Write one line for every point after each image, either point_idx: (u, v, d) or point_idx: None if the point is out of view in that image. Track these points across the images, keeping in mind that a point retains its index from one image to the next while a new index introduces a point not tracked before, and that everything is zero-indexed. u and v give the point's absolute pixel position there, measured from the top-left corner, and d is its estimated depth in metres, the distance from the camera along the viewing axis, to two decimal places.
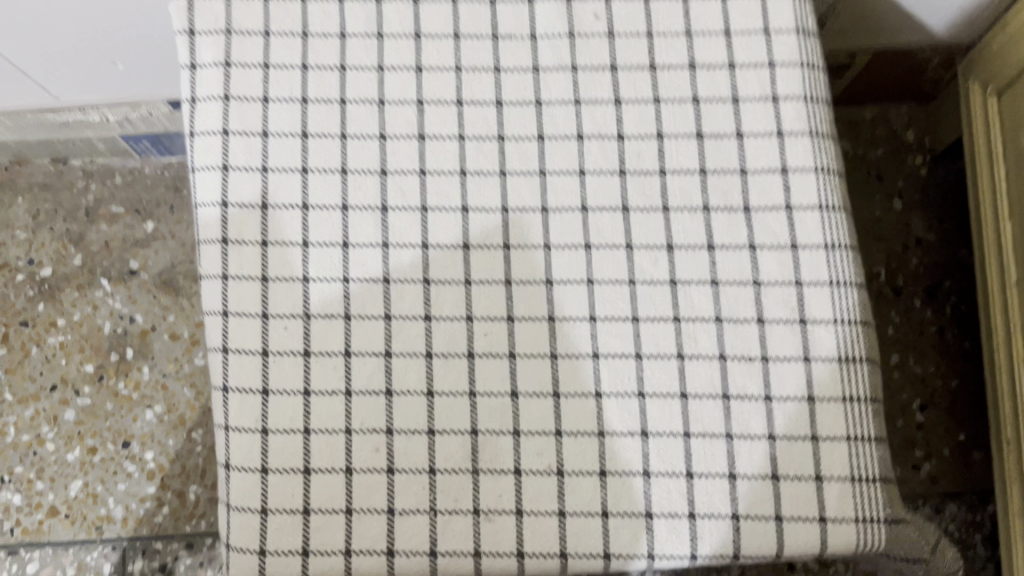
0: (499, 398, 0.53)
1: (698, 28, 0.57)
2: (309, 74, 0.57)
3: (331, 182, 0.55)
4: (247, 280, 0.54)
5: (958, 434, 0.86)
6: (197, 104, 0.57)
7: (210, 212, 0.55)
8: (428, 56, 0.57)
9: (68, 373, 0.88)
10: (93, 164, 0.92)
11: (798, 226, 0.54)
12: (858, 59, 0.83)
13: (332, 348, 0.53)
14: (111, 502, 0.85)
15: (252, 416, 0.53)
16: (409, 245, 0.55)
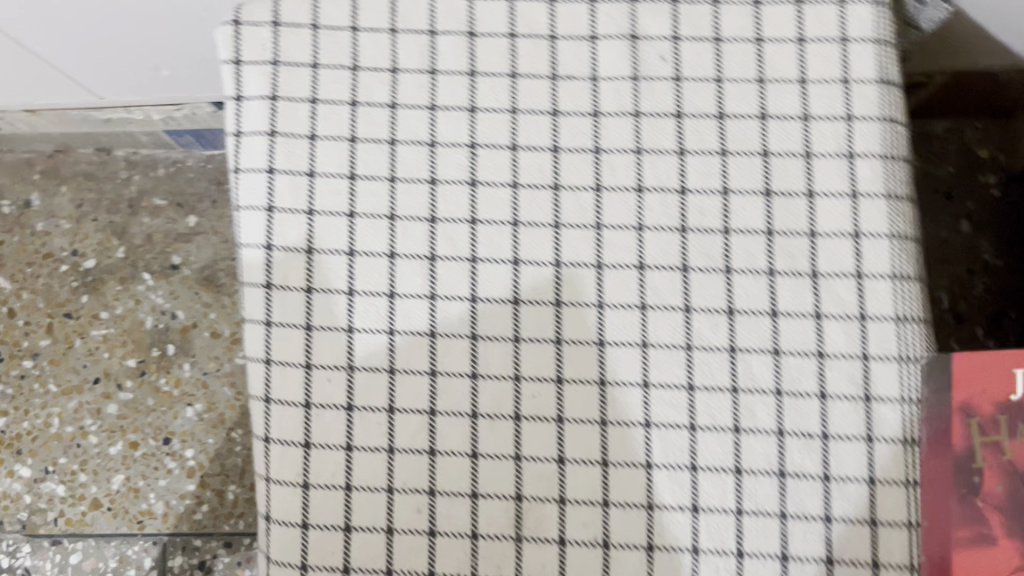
0: (545, 464, 0.51)
1: (771, 74, 0.53)
2: (359, 111, 0.54)
3: (380, 227, 0.53)
4: (291, 328, 0.53)
5: None
6: (243, 139, 0.55)
7: (254, 255, 0.54)
8: (483, 96, 0.54)
9: (110, 366, 0.88)
10: (136, 155, 0.91)
11: (869, 296, 0.51)
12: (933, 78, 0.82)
13: (376, 403, 0.52)
14: (151, 497, 0.86)
15: (294, 469, 0.52)
16: (457, 298, 0.53)
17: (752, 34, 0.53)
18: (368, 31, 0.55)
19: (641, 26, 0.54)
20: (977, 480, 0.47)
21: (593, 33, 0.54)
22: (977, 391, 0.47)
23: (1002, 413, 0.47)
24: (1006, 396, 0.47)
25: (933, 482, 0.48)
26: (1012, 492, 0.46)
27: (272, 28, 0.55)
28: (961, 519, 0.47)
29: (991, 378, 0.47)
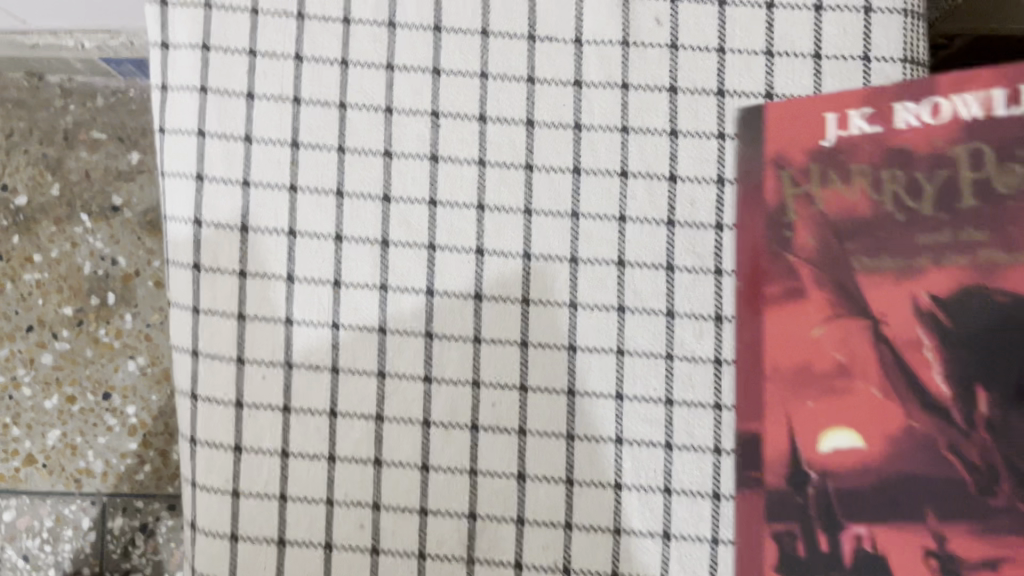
0: (504, 480, 0.46)
1: (781, 47, 0.46)
2: (304, 67, 0.47)
3: (326, 205, 0.47)
4: (222, 316, 0.47)
5: None
6: (169, 93, 0.47)
7: (182, 231, 0.47)
8: (449, 57, 0.47)
9: (45, 314, 0.81)
10: (71, 81, 0.82)
11: None
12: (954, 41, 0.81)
13: (316, 406, 0.46)
14: (90, 455, 0.81)
15: (222, 476, 0.46)
16: (411, 290, 0.46)
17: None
18: None
19: None
20: (788, 234, 0.42)
21: None
22: (787, 139, 0.42)
23: (816, 161, 0.41)
24: (817, 133, 0.41)
25: (744, 228, 0.44)
26: (820, 237, 0.41)
27: None
28: (766, 274, 0.42)
29: (800, 128, 0.41)
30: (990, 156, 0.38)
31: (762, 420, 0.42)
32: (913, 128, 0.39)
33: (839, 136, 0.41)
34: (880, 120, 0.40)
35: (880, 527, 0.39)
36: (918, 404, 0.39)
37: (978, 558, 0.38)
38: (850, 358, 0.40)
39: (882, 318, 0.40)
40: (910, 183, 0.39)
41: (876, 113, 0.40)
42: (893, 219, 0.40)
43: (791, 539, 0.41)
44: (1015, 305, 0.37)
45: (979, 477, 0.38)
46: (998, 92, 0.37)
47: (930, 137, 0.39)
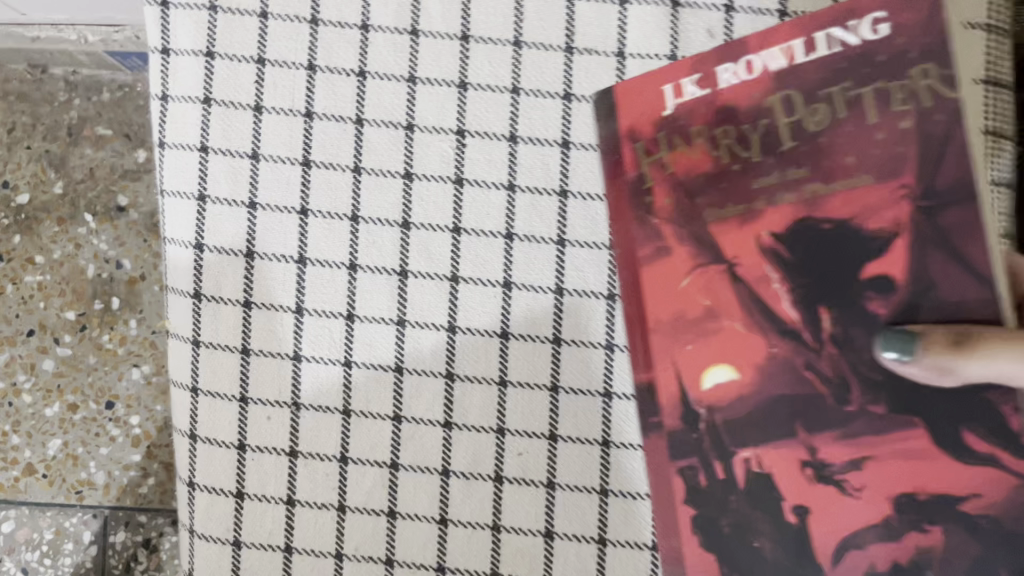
0: (530, 538, 0.42)
1: None
2: (317, 78, 0.43)
3: (338, 232, 0.42)
4: (224, 350, 0.43)
5: None
6: (170, 104, 0.43)
7: (182, 256, 0.43)
8: (477, 69, 0.42)
9: (47, 318, 0.78)
10: (76, 75, 0.78)
11: None
12: None
13: (326, 451, 0.42)
14: (92, 466, 0.76)
15: (222, 524, 0.43)
16: (432, 326, 0.42)
17: None
18: None
19: None
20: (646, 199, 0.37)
21: None
22: (636, 115, 0.36)
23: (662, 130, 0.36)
24: (658, 107, 0.36)
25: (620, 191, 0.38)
26: (675, 190, 0.36)
27: None
28: (631, 239, 0.37)
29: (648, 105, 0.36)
30: (800, 101, 0.34)
31: (647, 376, 0.37)
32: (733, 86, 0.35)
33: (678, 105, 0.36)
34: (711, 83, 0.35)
35: (764, 449, 0.35)
36: (772, 325, 0.34)
37: (850, 464, 0.33)
38: (714, 301, 0.35)
39: (737, 259, 0.35)
40: (740, 137, 0.35)
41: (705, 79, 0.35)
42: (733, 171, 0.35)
43: (688, 474, 0.36)
44: (840, 230, 0.33)
45: (836, 386, 0.33)
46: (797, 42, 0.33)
47: (749, 92, 0.34)
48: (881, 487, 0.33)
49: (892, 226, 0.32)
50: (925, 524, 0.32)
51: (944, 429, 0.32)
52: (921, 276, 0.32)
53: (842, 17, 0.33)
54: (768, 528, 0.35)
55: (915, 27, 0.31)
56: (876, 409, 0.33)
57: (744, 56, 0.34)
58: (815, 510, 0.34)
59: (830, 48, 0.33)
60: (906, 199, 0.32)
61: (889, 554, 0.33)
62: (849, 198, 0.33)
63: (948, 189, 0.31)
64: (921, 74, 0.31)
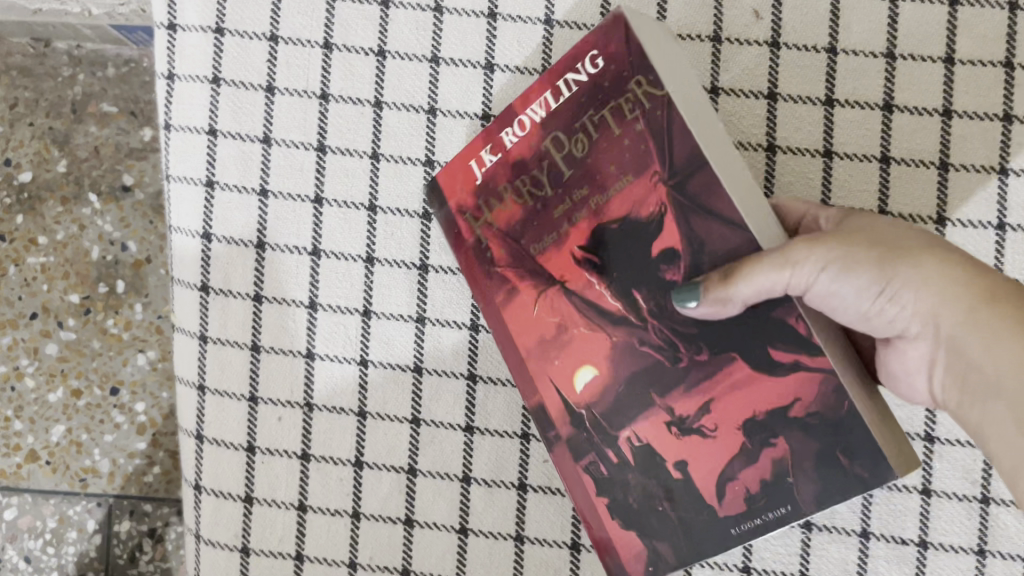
0: (556, 550, 0.39)
1: (904, 48, 0.38)
2: (333, 57, 0.40)
3: (354, 222, 0.40)
4: (232, 346, 0.40)
5: None
6: (176, 83, 0.40)
7: (188, 246, 0.40)
8: (504, 50, 0.40)
9: (50, 301, 0.73)
10: (81, 49, 0.74)
11: None
12: None
13: (340, 455, 0.40)
14: (96, 453, 0.72)
15: (230, 530, 0.40)
16: (453, 324, 0.40)
17: None
18: None
19: None
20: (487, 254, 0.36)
21: None
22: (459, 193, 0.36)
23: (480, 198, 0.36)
24: (472, 179, 0.36)
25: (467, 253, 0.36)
26: (506, 243, 0.36)
27: None
28: (483, 289, 0.36)
29: (464, 176, 0.36)
30: (564, 138, 0.34)
31: (536, 399, 0.36)
32: (522, 138, 0.35)
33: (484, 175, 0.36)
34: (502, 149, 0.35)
35: (637, 422, 0.34)
36: (603, 318, 0.34)
37: (701, 410, 0.33)
38: (561, 317, 0.35)
39: (565, 278, 0.35)
40: (538, 180, 0.35)
41: (499, 150, 0.35)
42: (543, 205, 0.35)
43: (591, 468, 0.35)
44: (625, 228, 0.33)
45: (668, 349, 0.33)
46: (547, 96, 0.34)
47: (530, 144, 0.35)
48: (729, 419, 0.32)
49: (656, 208, 0.32)
50: (769, 437, 0.32)
51: (753, 349, 0.31)
52: (693, 241, 0.32)
53: (571, 64, 0.34)
54: (663, 489, 0.34)
55: (619, 52, 0.32)
56: (699, 356, 0.32)
57: (514, 117, 0.35)
58: (692, 460, 0.33)
59: (570, 91, 0.34)
60: (659, 180, 0.32)
61: (757, 478, 0.32)
62: (623, 198, 0.33)
63: (684, 164, 0.31)
64: (635, 87, 0.32)
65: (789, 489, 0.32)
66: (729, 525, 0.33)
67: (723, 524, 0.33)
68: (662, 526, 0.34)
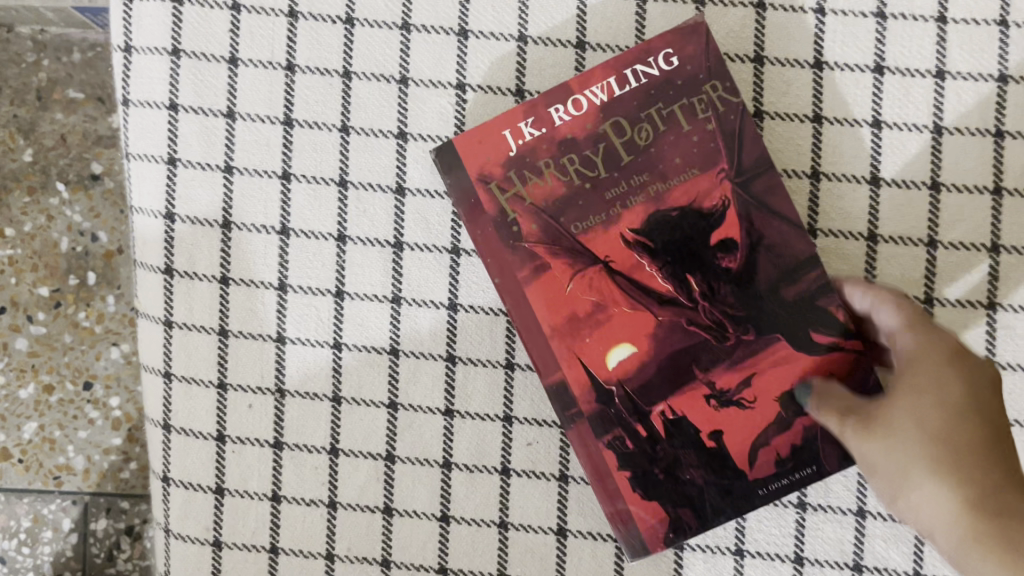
0: (541, 536, 0.38)
1: (896, 7, 0.37)
2: (299, 26, 0.38)
3: (325, 198, 0.38)
4: (199, 331, 0.38)
5: None
6: (133, 56, 0.38)
7: (151, 227, 0.38)
8: (478, 15, 0.38)
9: (19, 294, 0.65)
10: (45, 34, 0.66)
11: (1002, 337, 0.36)
12: None
13: (314, 443, 0.38)
14: (70, 450, 0.64)
15: (201, 523, 0.39)
16: (430, 303, 0.38)
17: None
18: None
19: None
20: (514, 227, 0.35)
21: None
22: (487, 163, 0.35)
23: (515, 168, 0.35)
24: (503, 150, 0.35)
25: (487, 229, 0.35)
26: (540, 217, 0.35)
27: None
28: (506, 264, 0.35)
29: (493, 148, 0.35)
30: (625, 125, 0.35)
31: (557, 377, 0.35)
32: (572, 120, 0.35)
33: (521, 149, 0.35)
34: (547, 124, 0.35)
35: (675, 396, 0.34)
36: (651, 299, 0.34)
37: (742, 384, 0.34)
38: (600, 295, 0.35)
39: (608, 258, 0.35)
40: (585, 160, 0.35)
41: (542, 124, 0.35)
42: (588, 187, 0.35)
43: (616, 444, 0.35)
44: (685, 213, 0.34)
45: (717, 329, 0.34)
46: (613, 82, 0.35)
47: (583, 125, 0.35)
48: (769, 391, 0.34)
49: (720, 201, 0.34)
50: (803, 407, 0.34)
51: (799, 332, 0.34)
52: (752, 235, 0.34)
53: (642, 56, 0.35)
54: (694, 459, 0.34)
55: (698, 54, 0.35)
56: (746, 335, 0.34)
57: (569, 97, 0.35)
58: (729, 431, 0.34)
59: (637, 83, 0.35)
60: (724, 177, 0.34)
61: (788, 443, 0.34)
62: (686, 188, 0.34)
63: (753, 166, 0.34)
64: (710, 90, 0.35)
65: (816, 454, 0.34)
66: (757, 487, 0.34)
67: (752, 487, 0.34)
68: (686, 496, 0.34)
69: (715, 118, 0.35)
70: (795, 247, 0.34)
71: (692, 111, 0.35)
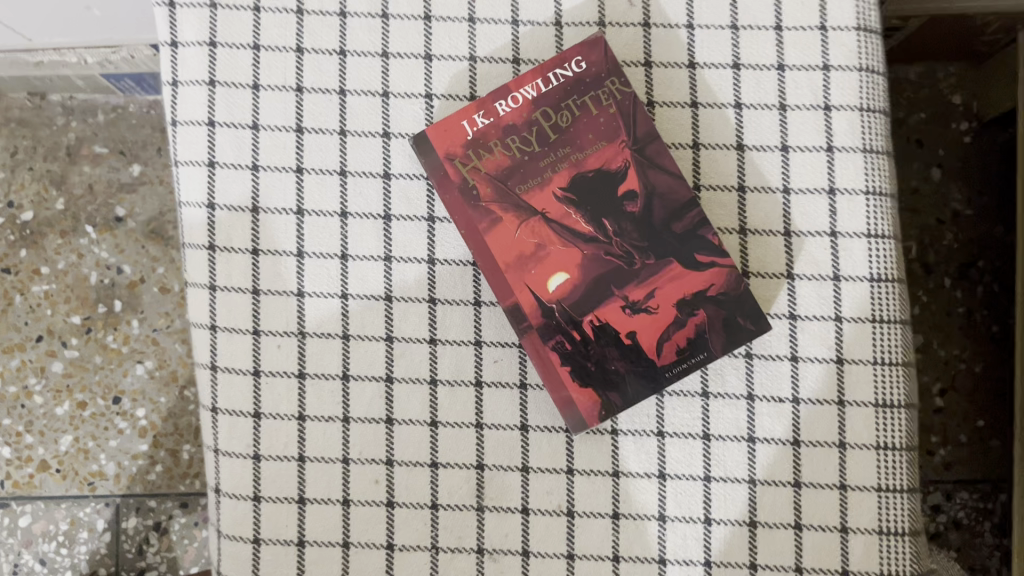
0: (509, 432, 0.49)
1: (744, 20, 0.50)
2: (305, 58, 0.50)
3: (330, 185, 0.50)
4: (236, 292, 0.50)
5: (992, 428, 0.81)
6: (180, 88, 0.50)
7: (196, 215, 0.50)
8: (438, 42, 0.51)
9: (54, 324, 0.84)
10: (73, 100, 0.85)
11: (843, 255, 0.49)
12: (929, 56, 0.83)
13: (329, 371, 0.49)
14: (102, 458, 0.83)
15: (243, 441, 0.49)
16: (414, 259, 0.50)
17: None
18: None
19: None
20: (473, 191, 0.47)
21: None
22: (451, 146, 0.47)
23: (472, 147, 0.47)
24: (462, 135, 0.47)
25: (453, 195, 0.47)
26: (492, 183, 0.47)
27: None
28: (469, 219, 0.47)
29: (455, 134, 0.47)
30: (551, 113, 0.47)
31: (512, 300, 0.47)
32: (512, 111, 0.47)
33: (476, 134, 0.47)
34: (494, 115, 0.47)
35: (600, 308, 0.46)
36: (577, 238, 0.46)
37: (647, 295, 0.46)
38: (540, 237, 0.47)
39: (545, 210, 0.47)
40: (523, 140, 0.47)
41: (490, 114, 0.47)
42: (526, 159, 0.47)
43: (558, 346, 0.46)
44: (599, 174, 0.47)
45: (627, 256, 0.46)
46: (539, 82, 0.47)
47: (520, 114, 0.47)
48: (668, 300, 0.46)
49: (623, 163, 0.47)
50: (693, 310, 0.46)
51: (687, 254, 0.46)
52: (648, 186, 0.47)
53: (560, 63, 0.47)
54: (617, 353, 0.46)
55: (600, 59, 0.47)
56: (649, 260, 0.46)
57: (509, 95, 0.47)
58: (641, 331, 0.46)
59: (557, 82, 0.47)
60: (625, 146, 0.47)
61: (684, 337, 0.46)
62: (598, 156, 0.47)
63: (645, 136, 0.47)
64: (611, 85, 0.47)
65: (706, 343, 0.46)
66: (664, 371, 0.46)
67: (660, 371, 0.46)
68: (612, 381, 0.46)
69: (615, 104, 0.47)
70: (679, 193, 0.46)
71: (598, 101, 0.47)
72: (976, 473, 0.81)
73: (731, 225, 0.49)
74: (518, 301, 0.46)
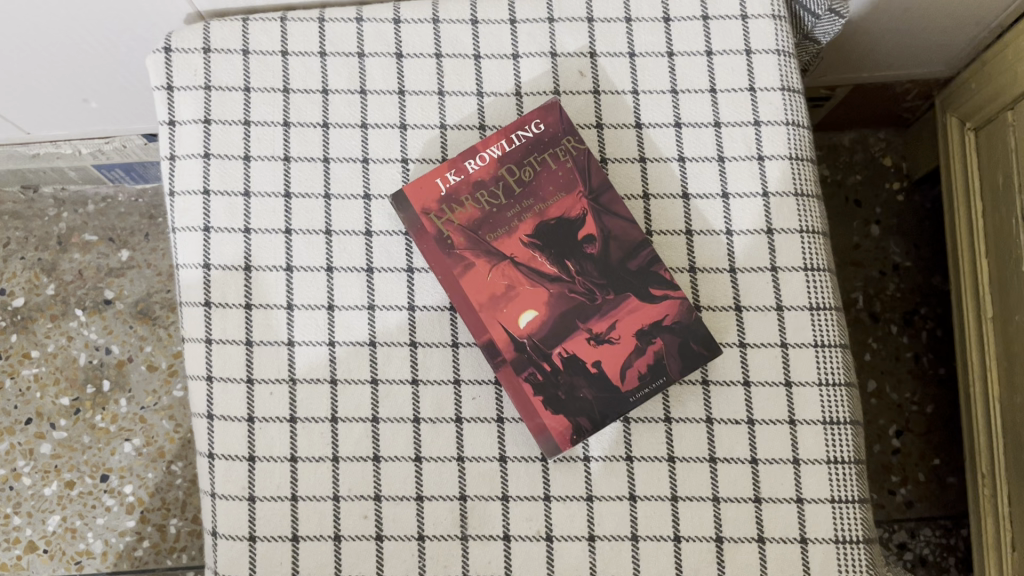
0: (488, 463, 0.53)
1: (683, 86, 0.56)
2: (291, 131, 0.56)
3: (317, 243, 0.55)
4: (231, 344, 0.54)
5: (947, 465, 0.85)
6: (177, 162, 0.55)
7: (193, 274, 0.54)
8: (412, 113, 0.56)
9: (43, 406, 0.86)
10: (64, 193, 0.91)
11: (783, 287, 0.54)
12: (855, 121, 0.91)
13: (318, 415, 0.53)
14: (90, 536, 0.84)
15: (238, 484, 0.52)
16: (395, 307, 0.54)
17: (664, 48, 0.57)
18: (297, 54, 0.57)
19: (560, 43, 0.57)
20: (448, 240, 0.52)
21: (516, 52, 0.57)
22: (426, 202, 0.52)
23: (446, 202, 0.52)
24: (436, 191, 0.52)
25: (429, 246, 0.52)
26: (465, 232, 0.52)
27: (202, 54, 0.56)
28: (445, 266, 0.52)
29: (429, 190, 0.52)
30: (514, 169, 0.53)
31: (487, 337, 0.51)
32: (480, 168, 0.53)
33: (448, 190, 0.52)
34: (463, 172, 0.53)
35: (567, 341, 0.51)
36: (544, 279, 0.52)
37: (610, 327, 0.51)
38: (510, 279, 0.51)
39: (513, 255, 0.52)
40: (491, 194, 0.53)
41: (461, 172, 0.53)
42: (495, 210, 0.52)
43: (531, 377, 0.50)
44: (559, 221, 0.52)
45: (589, 293, 0.51)
46: (503, 143, 0.53)
47: (487, 171, 0.53)
48: (628, 330, 0.51)
49: (581, 211, 0.52)
50: (652, 339, 0.51)
51: (643, 288, 0.51)
52: (604, 230, 0.52)
53: (521, 125, 0.53)
54: (585, 381, 0.50)
55: (556, 121, 0.53)
56: (609, 295, 0.51)
57: (476, 155, 0.53)
58: (605, 359, 0.51)
59: (520, 142, 0.53)
60: (582, 196, 0.53)
61: (645, 363, 0.51)
62: (558, 206, 0.52)
63: (599, 186, 0.53)
64: (567, 142, 0.53)
65: (664, 368, 0.51)
66: (629, 396, 0.50)
67: (626, 396, 0.50)
68: (583, 407, 0.50)
69: (571, 160, 0.53)
70: (632, 235, 0.52)
71: (557, 157, 0.53)
72: (937, 510, 0.84)
73: (682, 264, 0.54)
74: (493, 336, 0.51)
